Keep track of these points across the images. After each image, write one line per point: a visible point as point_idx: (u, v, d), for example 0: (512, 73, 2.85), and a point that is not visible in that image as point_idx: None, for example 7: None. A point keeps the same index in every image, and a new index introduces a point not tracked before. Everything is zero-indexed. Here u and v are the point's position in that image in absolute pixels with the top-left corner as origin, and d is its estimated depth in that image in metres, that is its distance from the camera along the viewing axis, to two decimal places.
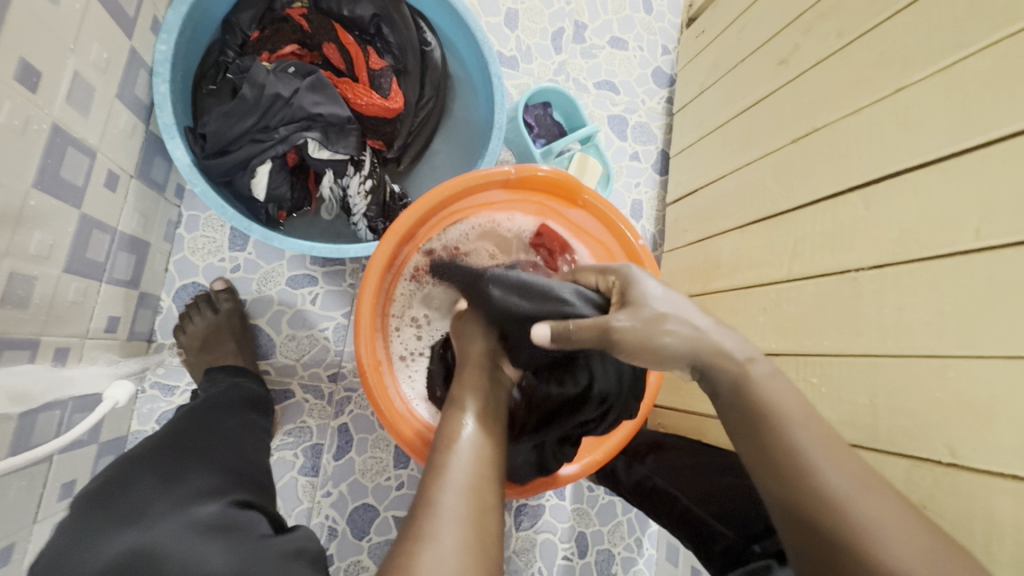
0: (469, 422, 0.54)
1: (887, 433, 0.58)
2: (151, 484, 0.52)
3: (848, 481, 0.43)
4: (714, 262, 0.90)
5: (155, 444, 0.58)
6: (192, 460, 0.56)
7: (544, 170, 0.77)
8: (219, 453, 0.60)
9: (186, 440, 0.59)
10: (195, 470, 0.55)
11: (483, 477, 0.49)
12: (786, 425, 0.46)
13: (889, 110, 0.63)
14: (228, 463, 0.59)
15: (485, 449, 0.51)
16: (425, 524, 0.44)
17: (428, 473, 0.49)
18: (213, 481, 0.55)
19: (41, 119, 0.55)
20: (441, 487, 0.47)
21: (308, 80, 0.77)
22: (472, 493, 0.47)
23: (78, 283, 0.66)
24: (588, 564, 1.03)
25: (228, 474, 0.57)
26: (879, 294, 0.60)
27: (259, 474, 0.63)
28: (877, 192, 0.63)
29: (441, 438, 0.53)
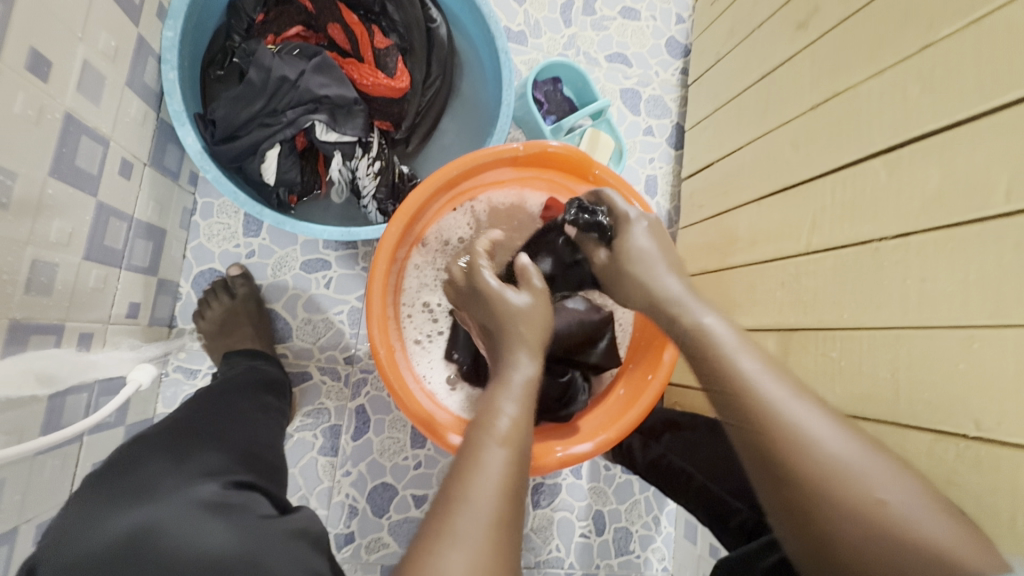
0: (507, 420, 0.53)
1: (909, 408, 0.55)
2: (163, 462, 0.53)
3: (814, 431, 0.48)
4: (731, 238, 0.88)
5: (166, 428, 0.58)
6: (200, 442, 0.57)
7: (554, 146, 0.75)
8: (232, 435, 0.61)
9: (202, 423, 0.60)
10: (203, 450, 0.56)
11: (517, 476, 0.49)
12: (762, 402, 0.51)
13: (915, 70, 0.60)
14: (240, 444, 0.60)
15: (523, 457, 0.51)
16: (450, 518, 0.44)
17: (457, 473, 0.49)
18: (221, 462, 0.56)
19: (53, 109, 0.56)
20: (475, 484, 0.47)
21: (314, 61, 0.76)
22: (506, 494, 0.47)
23: (98, 270, 0.67)
24: (605, 542, 1.04)
25: (238, 455, 0.58)
26: (901, 263, 0.58)
27: (268, 449, 0.64)
28: (902, 157, 0.60)
29: (474, 435, 0.53)
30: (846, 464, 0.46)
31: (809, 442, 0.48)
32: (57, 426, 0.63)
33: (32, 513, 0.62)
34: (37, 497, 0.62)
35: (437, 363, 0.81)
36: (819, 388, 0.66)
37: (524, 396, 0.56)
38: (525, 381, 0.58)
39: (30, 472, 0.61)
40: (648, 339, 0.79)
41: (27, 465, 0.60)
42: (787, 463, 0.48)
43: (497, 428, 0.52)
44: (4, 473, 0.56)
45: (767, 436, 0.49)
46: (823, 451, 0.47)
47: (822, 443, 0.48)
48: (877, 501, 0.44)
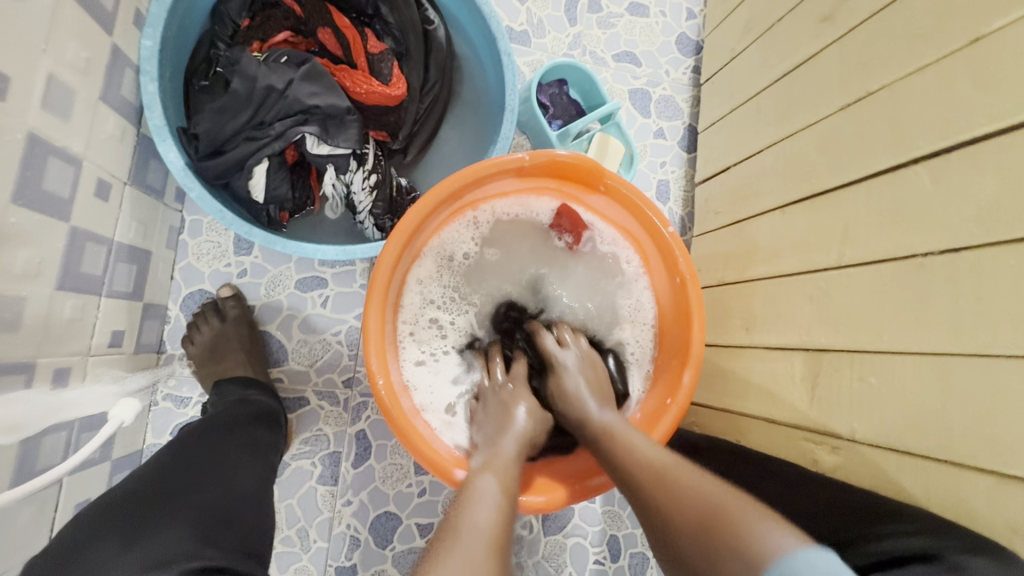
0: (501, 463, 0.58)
1: (967, 444, 0.49)
2: (110, 550, 0.49)
3: (643, 436, 0.59)
4: (752, 248, 0.82)
5: (122, 497, 0.53)
6: (159, 513, 0.52)
7: (563, 155, 0.70)
8: (198, 493, 0.56)
9: (169, 482, 0.55)
10: (161, 525, 0.51)
11: (510, 509, 0.53)
12: (613, 428, 0.62)
13: (963, 65, 0.54)
14: (206, 505, 0.55)
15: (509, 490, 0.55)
16: (446, 541, 0.47)
17: (453, 508, 0.52)
18: (178, 538, 0.50)
19: (14, 128, 0.51)
20: (468, 511, 0.50)
21: (303, 69, 0.71)
22: (501, 522, 0.50)
23: (74, 299, 0.63)
24: (621, 569, 0.99)
25: (202, 521, 0.53)
26: (953, 281, 0.52)
27: (245, 504, 0.59)
28: (951, 162, 0.54)
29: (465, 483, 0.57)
30: (685, 484, 0.51)
31: (636, 448, 0.57)
32: (31, 471, 0.58)
33: (12, 563, 0.57)
34: (11, 548, 0.57)
35: (439, 388, 0.75)
36: (858, 417, 0.60)
37: (520, 436, 0.63)
38: (524, 431, 0.64)
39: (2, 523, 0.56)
40: (674, 350, 0.74)
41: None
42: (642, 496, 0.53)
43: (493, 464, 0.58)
44: None
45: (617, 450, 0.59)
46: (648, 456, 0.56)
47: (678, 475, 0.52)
48: (718, 514, 0.46)
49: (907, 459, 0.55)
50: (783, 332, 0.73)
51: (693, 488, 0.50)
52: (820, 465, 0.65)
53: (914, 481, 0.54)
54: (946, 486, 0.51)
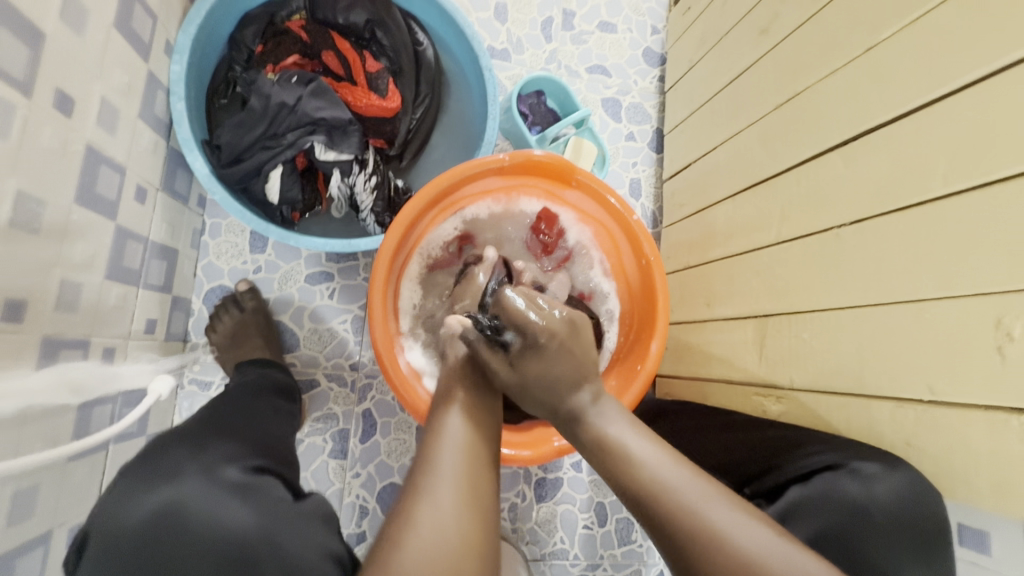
0: (456, 411, 0.58)
1: (872, 378, 0.60)
2: (185, 451, 0.57)
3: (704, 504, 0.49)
4: (710, 233, 0.93)
5: (190, 424, 0.63)
6: (219, 435, 0.61)
7: (539, 155, 0.81)
8: (248, 428, 0.65)
9: (217, 420, 0.65)
10: (222, 441, 0.60)
11: (471, 458, 0.54)
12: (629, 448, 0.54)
13: (863, 70, 0.65)
14: (255, 437, 0.65)
15: (480, 416, 0.59)
16: (422, 482, 0.51)
17: (423, 444, 0.56)
18: (239, 451, 0.60)
19: (76, 141, 0.61)
20: (431, 477, 0.51)
21: (310, 87, 0.82)
22: (463, 477, 0.51)
23: (118, 288, 0.73)
24: (608, 532, 1.08)
25: (254, 445, 0.63)
26: (859, 247, 0.63)
27: (280, 444, 0.68)
28: (855, 149, 0.65)
29: (437, 407, 0.60)
30: (677, 498, 0.50)
31: (699, 513, 0.48)
32: (85, 434, 0.67)
33: (66, 516, 0.66)
34: (69, 501, 0.66)
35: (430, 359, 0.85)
36: (795, 368, 0.70)
37: (468, 376, 0.62)
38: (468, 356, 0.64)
39: (62, 478, 0.65)
40: (641, 321, 0.84)
41: (59, 470, 0.64)
42: (626, 494, 0.53)
43: (445, 425, 0.57)
44: (40, 478, 0.61)
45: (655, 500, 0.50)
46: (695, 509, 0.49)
47: (661, 477, 0.51)
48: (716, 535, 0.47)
49: (831, 398, 0.65)
50: (736, 303, 0.83)
51: (695, 509, 0.49)
52: (768, 413, 0.75)
53: (837, 416, 0.64)
54: (860, 416, 0.61)
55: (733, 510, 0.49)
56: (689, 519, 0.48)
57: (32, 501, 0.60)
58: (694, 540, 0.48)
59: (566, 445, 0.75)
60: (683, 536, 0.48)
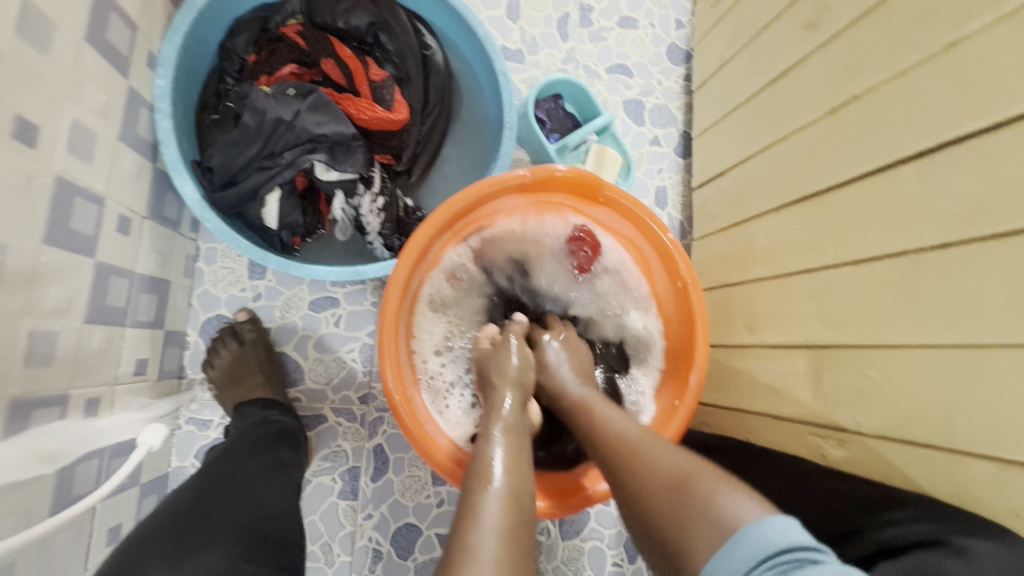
0: (498, 460, 0.53)
1: (963, 432, 0.51)
2: (156, 574, 0.49)
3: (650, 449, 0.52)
4: (750, 250, 0.84)
5: (157, 521, 0.54)
6: (207, 530, 0.54)
7: (561, 170, 0.73)
8: (232, 516, 0.56)
9: (206, 501, 0.57)
10: (211, 543, 0.53)
11: (514, 516, 0.47)
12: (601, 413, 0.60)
13: (943, 69, 0.56)
14: (242, 527, 0.56)
15: (519, 490, 0.50)
16: (461, 569, 0.41)
17: (461, 516, 0.47)
18: (221, 560, 0.51)
19: (43, 174, 0.54)
20: (475, 534, 0.44)
21: (309, 100, 0.74)
22: (506, 535, 0.45)
23: (101, 331, 0.65)
24: (639, 570, 1.00)
25: (241, 542, 0.54)
26: (944, 275, 0.54)
27: (275, 522, 0.60)
28: (935, 162, 0.56)
29: (471, 479, 0.52)
30: (652, 460, 0.51)
31: (648, 455, 0.52)
32: (67, 498, 0.60)
33: None
34: (52, 574, 0.60)
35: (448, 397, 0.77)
36: (862, 410, 0.62)
37: (509, 426, 0.58)
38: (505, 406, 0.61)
39: (43, 551, 0.58)
40: (678, 351, 0.76)
41: (37, 544, 0.57)
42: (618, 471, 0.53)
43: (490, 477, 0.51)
44: (16, 555, 0.54)
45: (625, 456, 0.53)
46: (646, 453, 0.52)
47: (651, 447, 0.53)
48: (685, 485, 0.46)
49: (909, 448, 0.57)
50: (784, 330, 0.75)
51: (661, 467, 0.49)
52: (828, 458, 0.66)
53: (917, 471, 0.56)
54: (946, 472, 0.53)
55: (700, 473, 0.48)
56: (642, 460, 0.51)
57: None
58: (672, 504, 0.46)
59: (602, 492, 0.69)
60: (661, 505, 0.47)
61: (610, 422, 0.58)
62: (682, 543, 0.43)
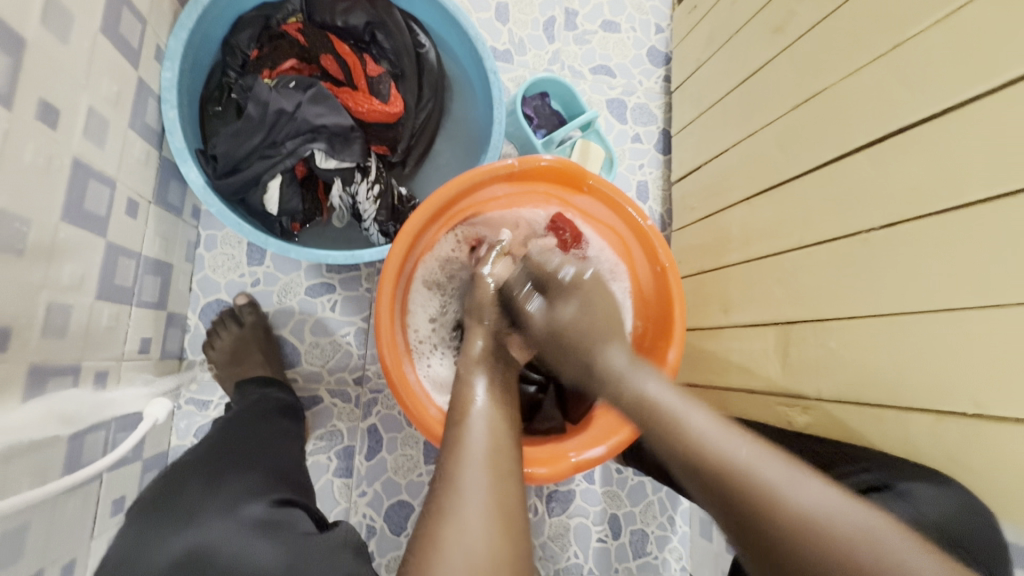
0: (481, 399, 0.58)
1: (908, 391, 0.57)
2: (199, 489, 0.54)
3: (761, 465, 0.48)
4: (724, 238, 0.90)
5: (198, 455, 0.60)
6: (235, 464, 0.58)
7: (546, 160, 0.78)
8: (262, 456, 0.62)
9: (227, 446, 0.62)
10: (239, 472, 0.57)
11: (496, 447, 0.53)
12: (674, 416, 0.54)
13: (889, 68, 0.63)
14: (271, 464, 0.62)
15: (500, 421, 0.56)
16: (448, 499, 0.48)
17: (447, 447, 0.53)
18: (257, 483, 0.57)
19: (62, 155, 0.57)
20: (460, 462, 0.50)
21: (310, 92, 0.79)
22: (489, 466, 0.51)
23: (110, 308, 0.69)
24: (622, 545, 1.05)
25: (272, 474, 0.60)
26: (891, 252, 0.60)
27: (296, 469, 0.65)
28: (882, 151, 0.62)
29: (454, 412, 0.58)
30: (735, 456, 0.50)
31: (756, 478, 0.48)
32: (76, 465, 0.63)
33: (58, 552, 0.62)
34: (60, 537, 0.63)
35: (437, 367, 0.83)
36: (822, 378, 0.68)
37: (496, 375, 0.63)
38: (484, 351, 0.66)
39: (53, 513, 0.61)
40: (656, 330, 0.82)
41: (48, 506, 0.60)
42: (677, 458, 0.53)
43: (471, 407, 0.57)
44: (30, 514, 0.57)
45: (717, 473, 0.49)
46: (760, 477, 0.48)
47: (766, 479, 0.48)
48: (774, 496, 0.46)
49: (862, 410, 0.62)
50: (754, 310, 0.80)
51: (799, 502, 0.46)
52: (793, 425, 0.72)
53: (871, 430, 0.62)
54: (897, 429, 0.59)
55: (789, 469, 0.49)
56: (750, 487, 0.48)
57: (22, 538, 0.56)
58: (752, 507, 0.47)
59: (584, 460, 0.73)
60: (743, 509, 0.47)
61: (706, 444, 0.51)
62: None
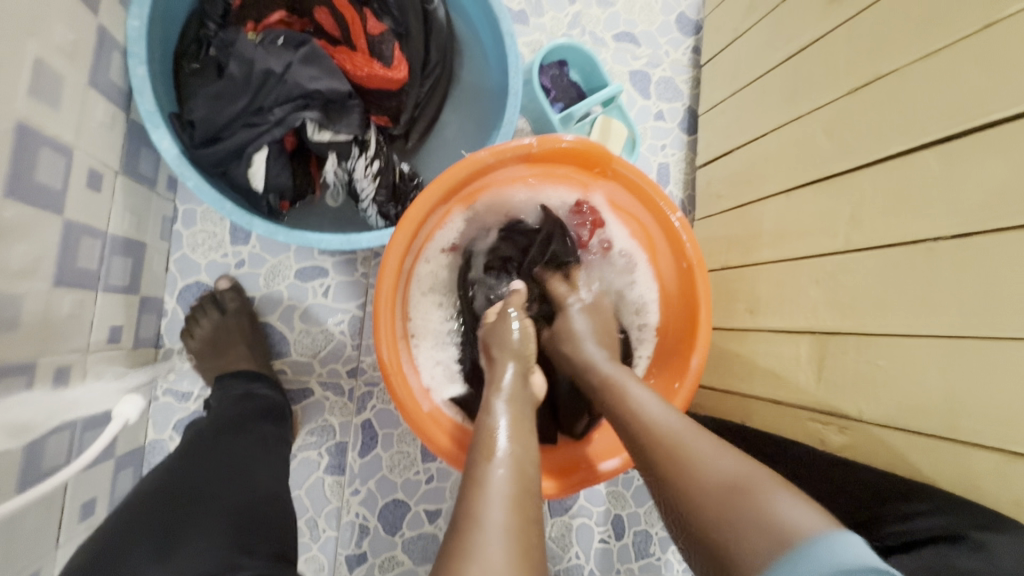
0: (501, 430, 0.52)
1: (971, 422, 0.51)
2: (142, 556, 0.48)
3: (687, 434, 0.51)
4: (756, 232, 0.82)
5: (151, 498, 0.53)
6: (190, 521, 0.51)
7: (568, 140, 0.68)
8: (221, 497, 0.54)
9: (191, 484, 0.54)
10: (194, 534, 0.50)
11: (520, 483, 0.47)
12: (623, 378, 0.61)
13: (977, 51, 0.54)
14: (232, 507, 0.54)
15: (524, 461, 0.49)
16: (468, 537, 0.41)
17: (467, 491, 0.46)
18: (212, 547, 0.49)
19: (3, 118, 0.48)
20: (485, 502, 0.44)
21: (301, 52, 0.68)
22: (515, 506, 0.44)
23: (72, 295, 0.60)
24: (625, 546, 1.01)
25: (232, 526, 0.52)
26: (964, 265, 0.53)
27: (269, 503, 0.58)
28: (962, 147, 0.54)
29: (476, 452, 0.51)
30: (708, 463, 0.48)
31: (687, 448, 0.50)
32: (37, 474, 0.56)
33: (19, 567, 0.56)
34: (21, 551, 0.56)
35: (439, 364, 0.76)
36: (866, 398, 0.61)
37: (515, 397, 0.57)
38: (512, 387, 0.58)
39: (11, 528, 0.54)
40: (679, 333, 0.74)
41: (3, 523, 0.53)
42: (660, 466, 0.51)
43: (497, 449, 0.49)
44: None
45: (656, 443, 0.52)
46: (683, 443, 0.50)
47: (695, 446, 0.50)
48: (743, 492, 0.44)
49: (915, 438, 0.57)
50: (787, 315, 0.74)
51: (710, 469, 0.47)
52: (826, 443, 0.67)
53: (921, 458, 0.56)
54: (957, 463, 0.53)
55: (757, 472, 0.46)
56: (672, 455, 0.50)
57: None
58: (715, 504, 0.45)
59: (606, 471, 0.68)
60: (708, 506, 0.45)
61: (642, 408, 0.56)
62: (726, 547, 0.43)
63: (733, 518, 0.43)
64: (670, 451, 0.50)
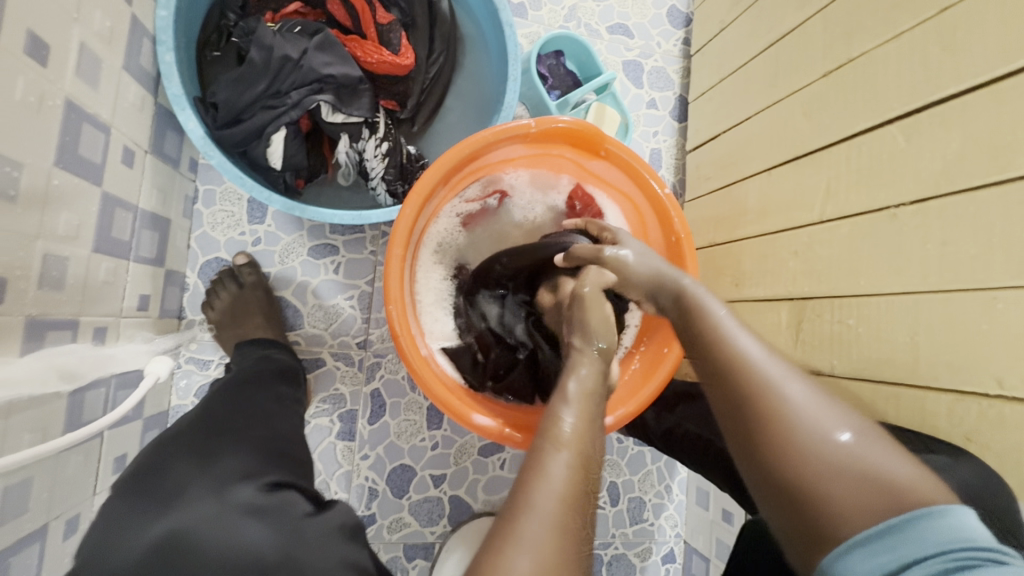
0: (570, 424, 0.47)
1: (928, 369, 0.57)
2: (186, 470, 0.52)
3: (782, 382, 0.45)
4: (740, 210, 0.88)
5: (185, 431, 0.57)
6: (223, 441, 0.57)
7: (563, 121, 0.74)
8: (247, 430, 0.60)
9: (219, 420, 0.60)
10: (229, 451, 0.55)
11: (583, 475, 0.44)
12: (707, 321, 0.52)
13: (933, 35, 0.59)
14: (258, 438, 0.60)
15: (590, 457, 0.46)
16: (518, 521, 0.40)
17: (525, 475, 0.43)
18: (244, 462, 0.55)
19: (53, 95, 0.53)
20: (538, 487, 0.42)
21: (315, 39, 0.74)
22: (571, 500, 0.41)
23: (107, 262, 0.66)
24: (620, 512, 1.07)
25: (257, 452, 0.57)
26: (921, 228, 0.59)
27: (290, 443, 0.63)
28: (920, 122, 0.60)
29: (540, 438, 0.47)
30: (807, 417, 0.43)
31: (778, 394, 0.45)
32: (79, 422, 0.62)
33: (63, 507, 0.62)
34: (64, 493, 0.62)
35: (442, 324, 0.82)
36: (837, 354, 0.67)
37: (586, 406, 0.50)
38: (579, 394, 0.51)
39: (56, 470, 0.60)
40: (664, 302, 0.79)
41: (51, 464, 0.59)
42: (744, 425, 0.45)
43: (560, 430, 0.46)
44: (32, 471, 0.56)
45: (740, 390, 0.46)
46: (778, 394, 0.44)
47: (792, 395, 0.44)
48: (839, 461, 0.40)
49: (879, 388, 0.62)
50: (769, 285, 0.79)
51: (818, 427, 0.42)
52: None
53: (885, 406, 0.62)
54: (915, 407, 0.58)
55: (864, 432, 0.42)
56: (764, 397, 0.45)
57: (25, 495, 0.55)
58: (821, 469, 0.40)
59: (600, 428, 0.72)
60: (807, 471, 0.41)
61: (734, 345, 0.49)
62: (814, 511, 0.40)
63: (833, 476, 0.40)
64: (764, 408, 0.44)
